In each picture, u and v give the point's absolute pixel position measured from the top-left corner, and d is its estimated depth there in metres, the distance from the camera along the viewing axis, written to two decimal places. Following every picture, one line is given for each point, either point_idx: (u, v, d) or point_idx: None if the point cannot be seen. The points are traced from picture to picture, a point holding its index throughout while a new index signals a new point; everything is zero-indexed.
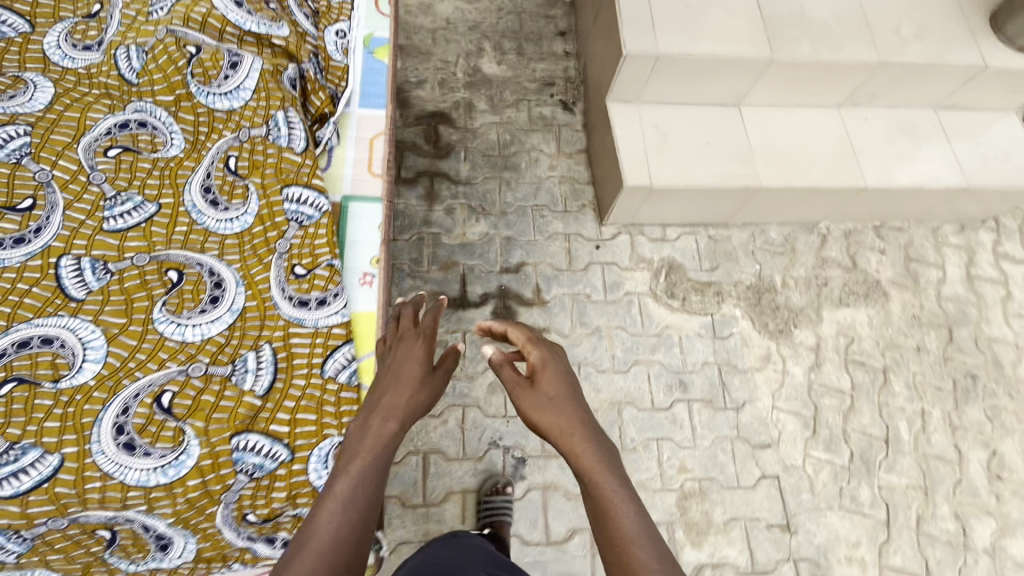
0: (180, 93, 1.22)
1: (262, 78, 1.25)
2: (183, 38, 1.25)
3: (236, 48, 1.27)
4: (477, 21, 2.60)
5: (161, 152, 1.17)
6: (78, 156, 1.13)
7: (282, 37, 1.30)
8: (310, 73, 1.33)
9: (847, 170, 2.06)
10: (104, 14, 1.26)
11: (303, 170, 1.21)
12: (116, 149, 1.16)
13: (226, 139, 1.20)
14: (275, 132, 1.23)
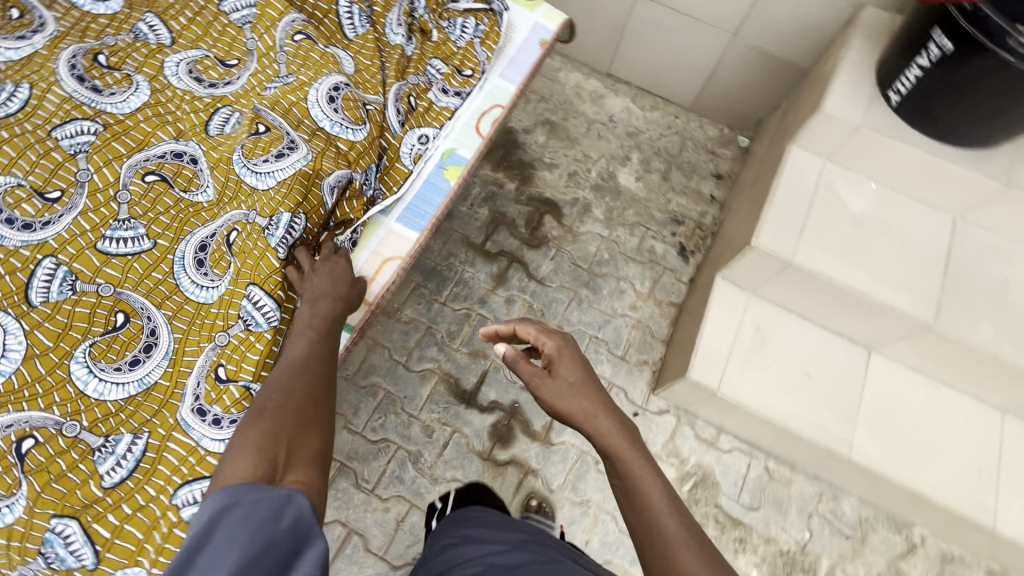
0: (229, 155, 1.17)
1: (293, 177, 1.17)
2: (263, 117, 1.21)
3: (302, 139, 1.22)
4: (640, 129, 2.48)
5: (188, 195, 1.15)
6: (120, 171, 1.11)
7: (348, 143, 1.25)
8: (357, 181, 1.26)
9: (974, 494, 1.58)
10: (236, 69, 1.26)
11: (276, 278, 1.13)
12: (155, 176, 1.13)
13: (240, 211, 1.16)
14: (280, 232, 1.15)
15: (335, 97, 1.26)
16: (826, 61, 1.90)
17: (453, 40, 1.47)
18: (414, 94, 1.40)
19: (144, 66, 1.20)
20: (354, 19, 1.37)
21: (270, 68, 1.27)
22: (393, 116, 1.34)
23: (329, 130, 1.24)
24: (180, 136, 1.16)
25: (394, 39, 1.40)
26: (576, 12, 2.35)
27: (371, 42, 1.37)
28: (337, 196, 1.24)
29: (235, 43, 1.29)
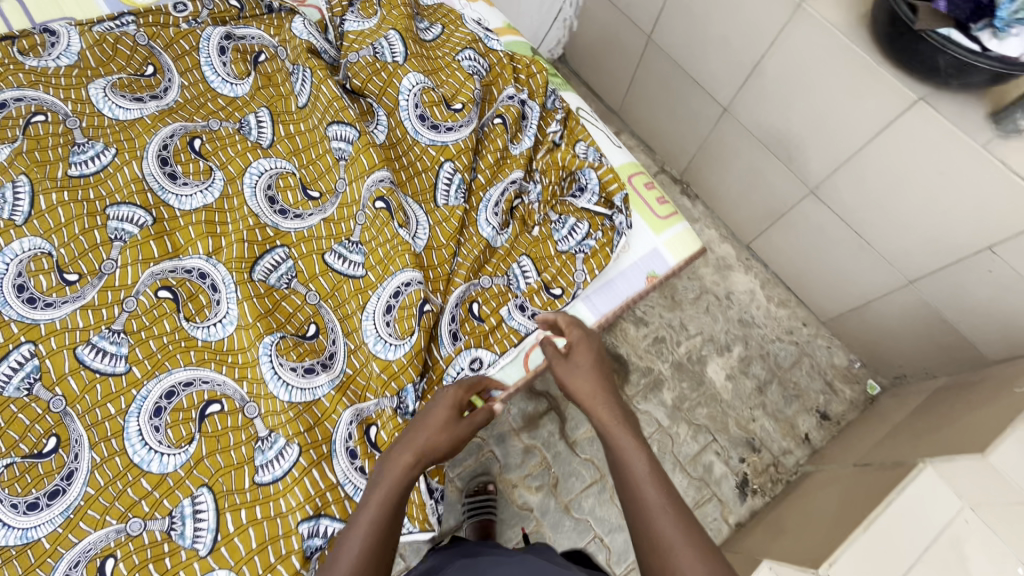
0: (254, 326, 0.85)
1: (308, 404, 0.82)
2: (319, 317, 0.89)
3: (344, 350, 0.88)
4: (756, 321, 2.15)
5: (190, 328, 0.84)
6: (140, 276, 0.85)
7: (383, 363, 0.85)
8: (392, 408, 0.83)
9: None
10: (317, 204, 0.96)
11: (240, 496, 0.76)
12: (166, 291, 0.85)
13: (237, 390, 0.82)
14: (271, 465, 0.78)
15: (395, 303, 0.89)
16: (1016, 372, 1.48)
17: (554, 223, 1.02)
18: (479, 297, 0.97)
19: (243, 163, 0.96)
20: (454, 180, 1.00)
21: (346, 222, 0.95)
22: (445, 325, 0.92)
23: (370, 346, 0.87)
24: (219, 261, 0.88)
25: (493, 227, 1.00)
26: (738, 179, 2.09)
27: (478, 241, 0.99)
28: (362, 454, 0.82)
29: (331, 164, 0.98)
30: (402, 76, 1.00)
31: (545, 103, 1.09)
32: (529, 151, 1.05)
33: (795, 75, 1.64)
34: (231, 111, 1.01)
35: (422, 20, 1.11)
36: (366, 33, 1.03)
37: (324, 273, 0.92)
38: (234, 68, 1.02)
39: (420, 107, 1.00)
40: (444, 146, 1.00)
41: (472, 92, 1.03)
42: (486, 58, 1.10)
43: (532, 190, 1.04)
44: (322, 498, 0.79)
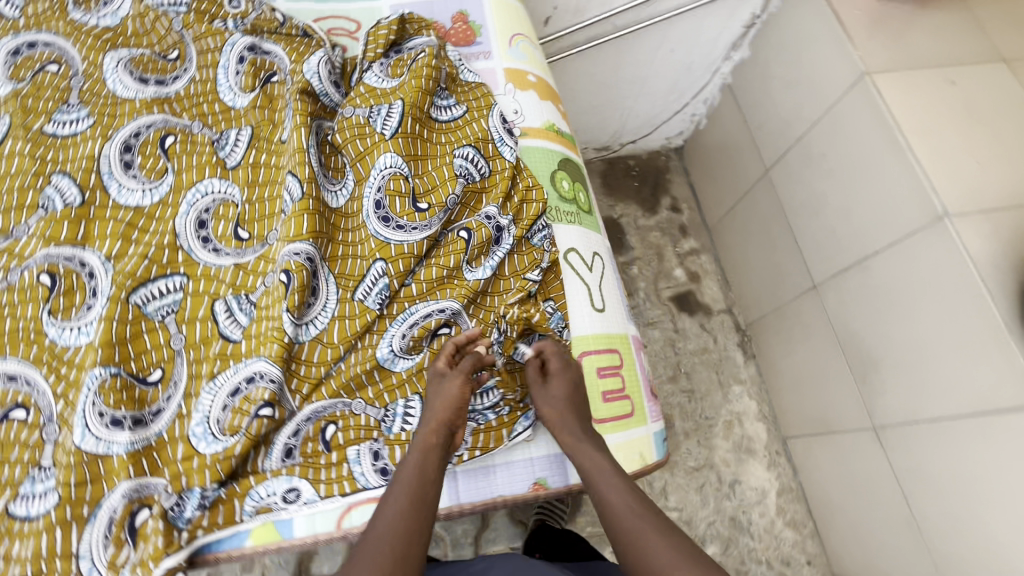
0: (98, 349, 0.80)
1: (93, 459, 0.77)
2: (169, 365, 0.85)
3: (170, 410, 0.84)
4: (754, 530, 1.77)
5: (47, 324, 0.81)
6: (34, 252, 0.83)
7: (187, 449, 0.81)
8: (157, 495, 0.80)
9: None
10: (241, 246, 0.92)
11: None
12: (45, 276, 0.83)
13: (49, 407, 0.78)
14: (31, 503, 0.74)
15: (241, 390, 0.84)
16: None
17: None
18: (341, 420, 0.89)
19: (197, 176, 0.93)
20: (380, 281, 0.92)
21: (257, 275, 0.90)
22: (283, 437, 0.86)
23: (190, 424, 0.82)
24: (114, 266, 0.86)
25: (394, 350, 0.90)
26: (799, 364, 1.76)
27: (369, 357, 0.89)
28: (112, 537, 0.75)
29: (275, 211, 0.93)
30: (379, 153, 0.95)
31: (526, 238, 0.99)
32: (479, 279, 0.95)
33: (903, 291, 1.33)
34: (222, 120, 0.98)
35: (447, 94, 1.04)
36: (375, 93, 0.99)
37: (205, 320, 0.88)
38: (243, 81, 0.99)
39: (382, 188, 0.95)
40: (387, 243, 0.93)
41: (446, 196, 0.96)
42: (489, 163, 1.02)
43: (464, 325, 0.95)
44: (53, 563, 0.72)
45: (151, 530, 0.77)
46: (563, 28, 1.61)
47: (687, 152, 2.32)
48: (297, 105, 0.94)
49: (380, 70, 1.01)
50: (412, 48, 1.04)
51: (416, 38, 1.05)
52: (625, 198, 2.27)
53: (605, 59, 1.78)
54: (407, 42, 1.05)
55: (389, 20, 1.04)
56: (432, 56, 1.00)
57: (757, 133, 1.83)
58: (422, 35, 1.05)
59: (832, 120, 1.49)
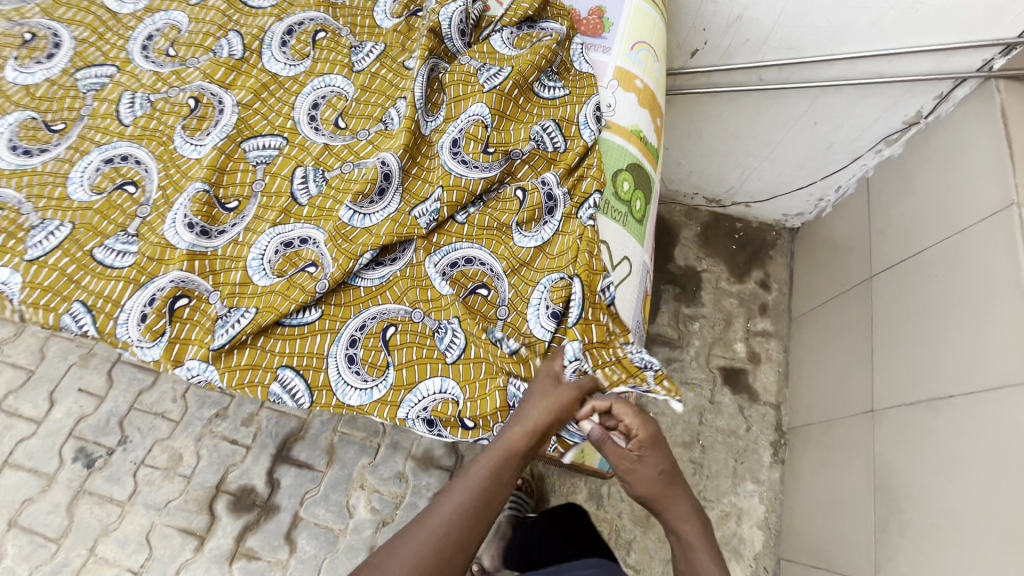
0: (202, 166, 1.00)
1: (163, 245, 0.97)
2: (244, 203, 1.02)
3: (229, 236, 1.00)
4: None
5: (177, 134, 1.03)
6: (192, 80, 1.06)
7: (244, 277, 0.98)
8: (206, 297, 0.97)
9: None
10: (337, 133, 1.07)
11: (77, 249, 0.97)
12: (191, 100, 1.04)
13: (152, 193, 1.00)
14: (110, 256, 0.96)
15: (295, 244, 1.00)
16: None
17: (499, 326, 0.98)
18: (400, 324, 0.98)
19: (328, 70, 1.11)
20: (433, 209, 1.02)
21: (338, 160, 1.05)
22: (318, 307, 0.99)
23: (249, 255, 0.99)
24: (239, 112, 1.05)
25: (440, 278, 1.01)
26: (826, 488, 1.58)
27: (422, 276, 1.01)
28: (154, 307, 0.94)
29: (374, 117, 1.08)
30: (474, 101, 1.06)
31: (579, 217, 1.02)
32: (523, 248, 1.02)
33: (968, 449, 1.16)
34: (366, 33, 1.15)
35: (556, 78, 1.11)
36: (493, 55, 1.11)
37: (284, 178, 1.03)
38: (395, 9, 1.15)
39: (459, 146, 1.05)
40: (447, 170, 1.04)
41: (518, 148, 1.05)
42: (566, 139, 1.07)
43: (501, 291, 1.01)
44: (109, 305, 0.94)
45: (186, 314, 0.95)
46: (707, 64, 1.61)
47: (801, 236, 2.18)
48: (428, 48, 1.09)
49: (506, 38, 1.12)
50: (544, 28, 1.14)
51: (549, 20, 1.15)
52: (716, 256, 2.19)
53: (742, 109, 1.74)
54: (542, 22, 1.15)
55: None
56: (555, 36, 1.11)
57: (877, 235, 1.69)
58: (557, 20, 1.14)
59: (956, 243, 1.35)
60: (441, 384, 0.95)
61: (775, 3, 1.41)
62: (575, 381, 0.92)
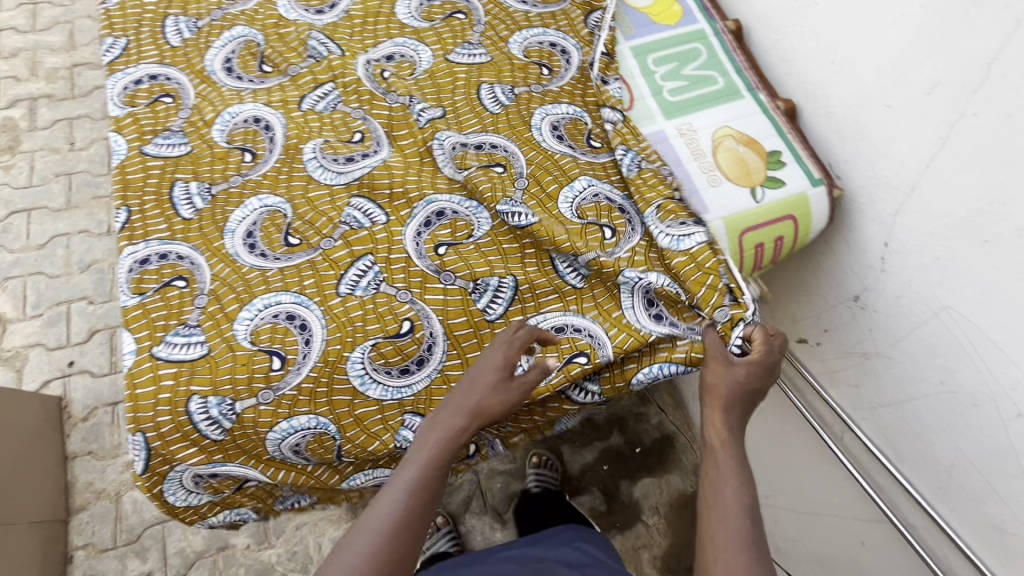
0: (278, 26, 1.09)
1: (200, 48, 1.06)
2: (268, 64, 1.06)
3: (236, 82, 1.04)
4: None
5: None
6: None
7: (187, 146, 0.98)
8: (178, 104, 1.02)
9: None
10: (378, 84, 1.06)
11: (165, 6, 1.10)
12: None
13: (232, 6, 1.11)
14: (171, 29, 1.08)
15: (253, 121, 1.00)
16: None
17: (205, 402, 0.79)
18: (188, 285, 0.86)
19: (430, 43, 1.10)
20: (368, 217, 0.92)
21: (353, 99, 1.03)
22: (192, 188, 0.94)
23: (230, 108, 1.01)
24: (341, 19, 1.11)
25: (247, 323, 0.82)
26: None
27: (251, 291, 0.84)
28: (147, 86, 1.03)
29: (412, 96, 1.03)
30: (489, 210, 0.94)
31: (405, 419, 0.82)
32: (346, 377, 0.82)
33: None
34: (492, 43, 1.11)
35: (582, 268, 0.91)
36: (547, 202, 0.93)
37: (313, 82, 1.04)
38: (532, 48, 1.10)
39: (438, 219, 0.93)
40: (399, 229, 0.91)
41: (455, 271, 0.88)
42: (508, 311, 0.87)
43: (285, 381, 0.80)
44: (133, 57, 1.05)
45: (157, 106, 1.01)
46: (807, 366, 1.21)
47: None
48: (503, 81, 1.05)
49: (580, 195, 0.93)
50: (601, 227, 0.91)
51: (636, 215, 0.94)
52: (672, 529, 1.63)
53: (807, 441, 1.29)
54: (676, 229, 0.89)
55: (617, 193, 0.96)
56: (603, 244, 0.90)
57: None
58: (633, 213, 0.94)
59: None
60: (130, 352, 0.81)
61: (910, 382, 0.97)
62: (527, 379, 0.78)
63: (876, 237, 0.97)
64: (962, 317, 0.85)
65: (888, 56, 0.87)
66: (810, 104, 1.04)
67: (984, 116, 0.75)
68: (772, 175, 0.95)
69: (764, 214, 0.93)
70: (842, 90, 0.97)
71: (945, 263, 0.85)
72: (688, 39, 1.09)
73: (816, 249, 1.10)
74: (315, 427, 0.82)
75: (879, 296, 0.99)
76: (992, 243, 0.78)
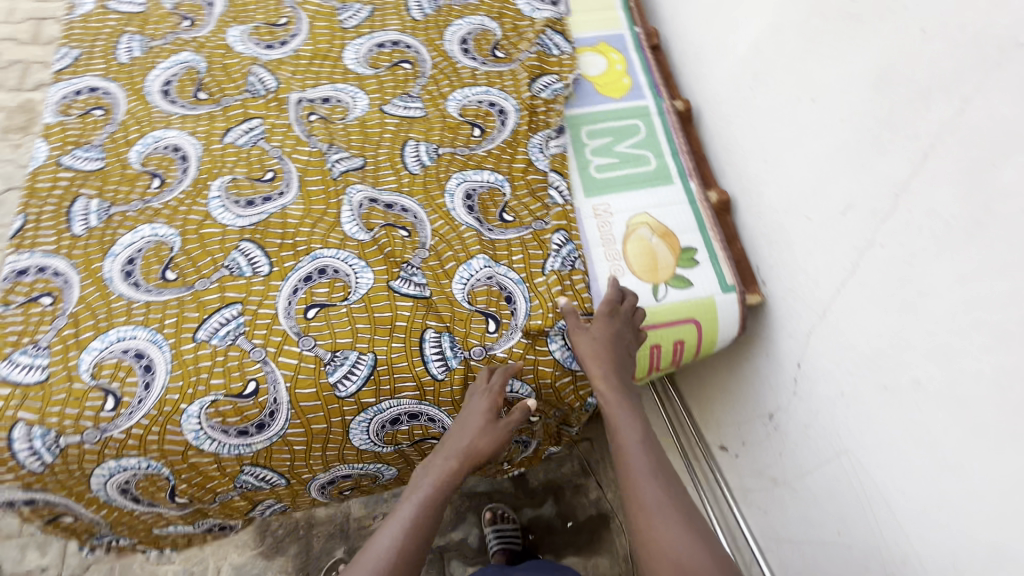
0: (224, 56, 1.10)
1: (144, 68, 1.08)
2: (203, 91, 1.07)
3: (168, 105, 1.05)
4: None
5: (249, 26, 1.14)
6: (302, 8, 1.17)
7: (100, 163, 0.98)
8: (106, 120, 1.03)
9: None
10: (305, 124, 1.03)
11: (125, 24, 1.13)
12: (281, 21, 1.15)
13: (187, 32, 1.13)
14: (124, 46, 1.11)
15: (170, 148, 1.00)
16: None
17: (31, 432, 0.77)
18: (53, 302, 0.84)
19: (369, 91, 1.08)
20: (251, 265, 0.87)
21: (276, 136, 1.01)
22: (92, 206, 0.93)
23: (155, 131, 1.01)
24: (287, 55, 1.11)
25: (94, 354, 0.80)
26: None
27: (110, 321, 0.82)
28: (84, 98, 1.05)
29: (335, 141, 1.01)
30: (374, 270, 0.88)
31: (244, 468, 0.85)
32: (180, 432, 0.79)
33: None
34: (431, 96, 1.08)
35: (456, 352, 0.85)
36: (443, 279, 0.89)
37: (241, 114, 1.04)
38: (469, 107, 1.06)
39: (319, 275, 0.87)
40: (278, 282, 0.86)
41: (316, 338, 0.83)
42: (360, 391, 0.82)
43: (115, 425, 0.78)
44: (80, 68, 1.08)
45: (87, 118, 1.03)
46: (724, 478, 1.10)
47: None
48: (430, 140, 1.02)
49: (470, 282, 0.89)
50: (486, 317, 0.87)
51: (524, 305, 0.88)
52: None
53: None
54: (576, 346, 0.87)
55: (512, 276, 0.89)
56: (482, 337, 0.86)
57: None
58: (517, 317, 0.87)
59: None
60: None
61: (813, 524, 0.86)
62: (510, 421, 0.81)
63: (791, 355, 0.88)
64: (861, 465, 0.75)
65: (812, 165, 0.80)
66: (744, 199, 0.97)
67: (890, 249, 0.67)
68: (680, 274, 0.92)
69: (663, 316, 0.89)
70: (772, 191, 0.90)
71: (848, 399, 0.76)
72: (630, 114, 1.07)
73: (741, 353, 1.01)
74: (146, 469, 0.81)
75: (790, 419, 0.90)
76: (890, 390, 0.68)
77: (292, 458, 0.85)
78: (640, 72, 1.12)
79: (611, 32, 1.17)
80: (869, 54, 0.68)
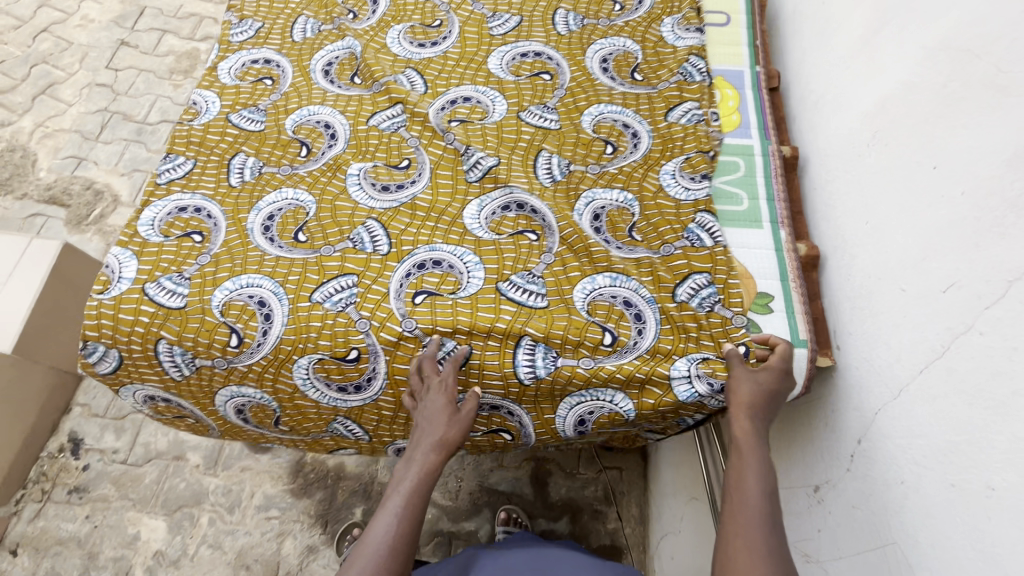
0: (382, 48, 1.24)
1: (313, 48, 1.24)
2: (359, 75, 1.20)
3: (328, 84, 1.19)
4: None
5: (406, 25, 1.27)
6: (455, 15, 1.29)
7: (259, 127, 1.14)
8: (273, 89, 1.19)
9: None
10: (445, 121, 1.15)
11: (303, 8, 1.30)
12: (435, 24, 1.27)
13: (353, 23, 1.28)
14: (298, 27, 1.27)
15: (323, 125, 1.14)
16: None
17: (168, 349, 0.93)
18: (201, 241, 1.00)
19: (508, 96, 1.18)
20: (373, 242, 0.99)
21: (415, 125, 1.13)
22: (247, 164, 1.09)
23: (311, 106, 1.16)
24: (437, 55, 1.23)
25: (226, 292, 0.94)
26: None
27: (244, 266, 0.96)
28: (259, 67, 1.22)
29: (469, 141, 1.12)
30: (484, 271, 0.98)
31: (337, 417, 1.00)
32: (291, 376, 0.94)
33: None
34: (567, 109, 1.16)
35: (549, 364, 0.93)
36: (565, 286, 0.97)
37: (388, 100, 1.16)
38: (603, 124, 1.14)
39: (433, 266, 0.98)
40: (394, 264, 0.98)
41: (418, 322, 0.93)
42: None
43: (240, 359, 0.93)
44: (260, 40, 1.25)
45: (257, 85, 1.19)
46: None
47: None
48: (562, 155, 1.11)
49: (590, 296, 0.96)
50: (603, 329, 0.94)
51: (653, 324, 0.95)
52: None
53: None
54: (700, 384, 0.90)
55: (642, 294, 0.96)
56: (594, 346, 0.93)
57: None
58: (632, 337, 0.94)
59: None
60: (129, 278, 0.96)
61: None
62: (467, 409, 0.87)
63: (854, 430, 0.86)
64: (906, 559, 0.71)
65: (918, 238, 0.79)
66: (835, 260, 0.99)
67: (988, 340, 0.65)
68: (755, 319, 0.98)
69: None
70: (874, 260, 0.88)
71: (907, 489, 0.73)
72: (733, 151, 1.12)
73: (801, 418, 1.01)
74: (261, 400, 0.98)
75: (838, 496, 0.87)
76: (958, 488, 0.65)
77: (379, 420, 1.00)
78: (752, 112, 1.16)
79: (733, 68, 1.22)
80: (1006, 136, 0.68)
